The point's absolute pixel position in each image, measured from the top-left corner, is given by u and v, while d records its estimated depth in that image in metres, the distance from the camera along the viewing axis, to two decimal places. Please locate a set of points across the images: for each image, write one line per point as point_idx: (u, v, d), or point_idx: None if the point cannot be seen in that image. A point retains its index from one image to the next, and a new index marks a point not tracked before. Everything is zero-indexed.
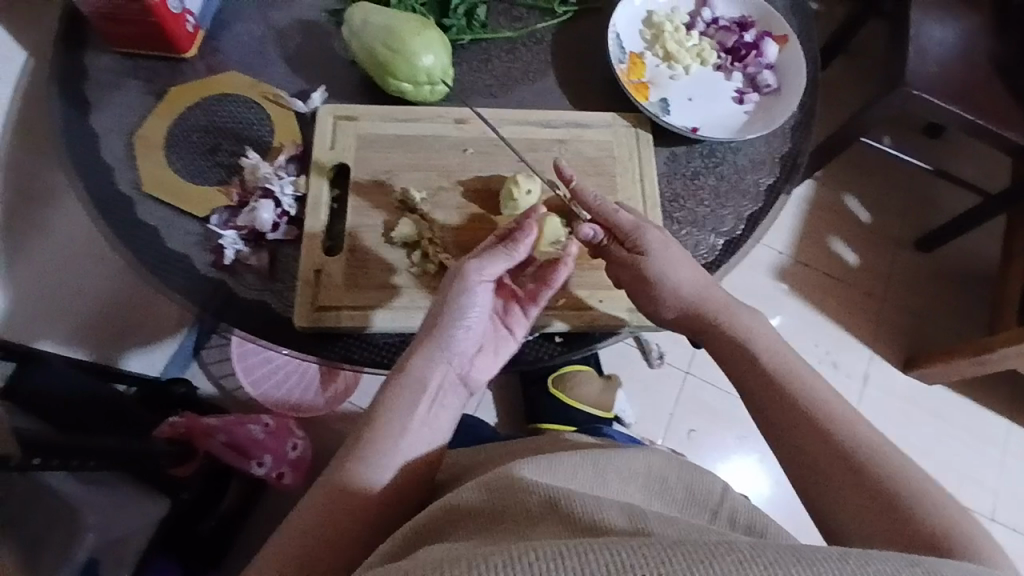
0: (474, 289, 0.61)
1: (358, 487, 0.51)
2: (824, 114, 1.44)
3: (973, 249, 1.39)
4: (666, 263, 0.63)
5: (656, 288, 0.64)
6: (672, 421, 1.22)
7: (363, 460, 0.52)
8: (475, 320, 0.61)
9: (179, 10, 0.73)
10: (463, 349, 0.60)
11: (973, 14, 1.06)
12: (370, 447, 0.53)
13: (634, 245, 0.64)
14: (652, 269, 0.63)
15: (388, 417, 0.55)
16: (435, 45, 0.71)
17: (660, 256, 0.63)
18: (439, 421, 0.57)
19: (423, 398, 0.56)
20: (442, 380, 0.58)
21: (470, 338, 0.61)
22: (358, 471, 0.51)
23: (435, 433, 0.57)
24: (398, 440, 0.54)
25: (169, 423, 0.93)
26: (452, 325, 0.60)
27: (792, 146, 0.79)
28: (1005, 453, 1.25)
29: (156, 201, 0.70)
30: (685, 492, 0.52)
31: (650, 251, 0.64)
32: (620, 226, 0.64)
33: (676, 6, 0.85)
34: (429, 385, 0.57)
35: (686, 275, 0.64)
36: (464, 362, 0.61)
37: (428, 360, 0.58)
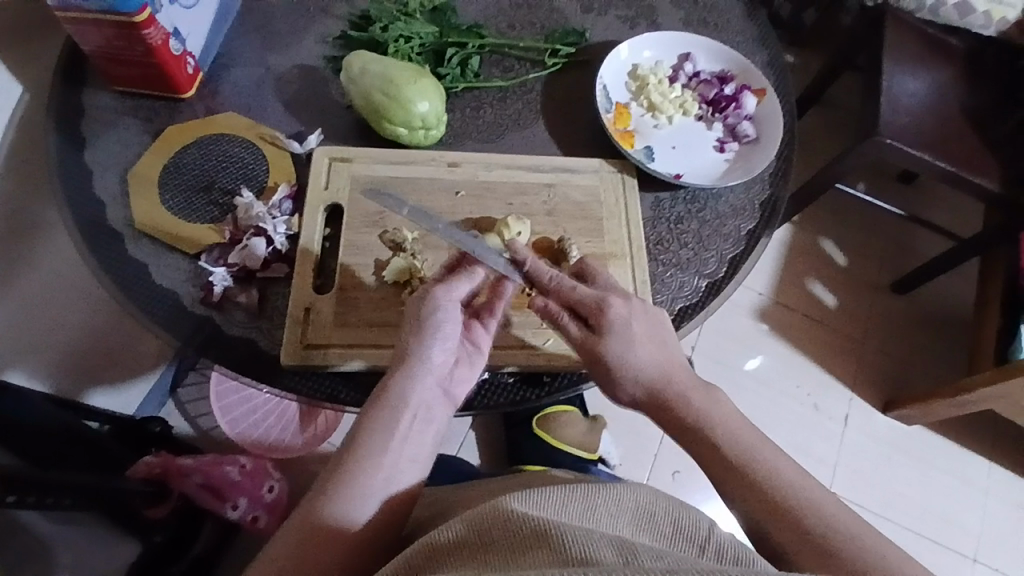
0: (443, 307, 0.60)
1: (338, 526, 0.50)
2: (801, 161, 1.50)
3: (947, 294, 1.43)
4: (631, 342, 0.61)
5: (615, 371, 0.62)
6: (657, 462, 1.22)
7: (344, 496, 0.51)
8: (449, 333, 0.60)
9: (181, 53, 0.75)
10: (440, 362, 0.60)
11: (940, 70, 1.12)
12: (354, 473, 0.52)
13: (597, 322, 0.62)
14: (615, 347, 0.61)
15: (371, 440, 0.54)
16: (430, 93, 0.74)
17: (625, 336, 0.61)
18: (423, 438, 0.56)
19: (403, 417, 0.56)
20: (421, 397, 0.57)
21: (446, 350, 0.60)
22: (340, 504, 0.51)
23: (418, 451, 0.56)
24: (382, 462, 0.53)
25: (143, 462, 0.91)
26: (424, 343, 0.59)
27: (771, 193, 0.82)
28: (985, 493, 1.26)
29: (148, 237, 0.71)
30: (672, 528, 0.51)
31: (613, 331, 0.61)
32: (583, 302, 0.62)
33: (660, 60, 0.89)
34: (409, 402, 0.57)
35: (646, 353, 0.62)
36: (441, 377, 0.60)
37: (407, 378, 0.57)
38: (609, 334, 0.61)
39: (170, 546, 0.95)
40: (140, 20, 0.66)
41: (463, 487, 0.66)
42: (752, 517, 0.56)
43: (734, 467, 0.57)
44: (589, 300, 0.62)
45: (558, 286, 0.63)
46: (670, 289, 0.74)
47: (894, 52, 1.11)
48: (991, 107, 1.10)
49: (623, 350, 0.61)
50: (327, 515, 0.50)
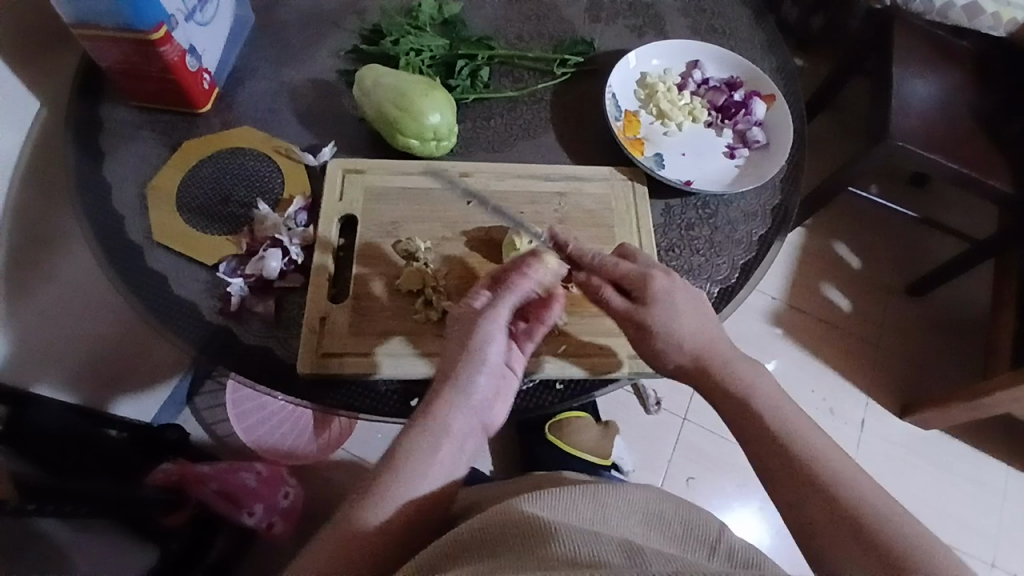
0: (492, 338, 0.60)
1: (367, 533, 0.51)
2: (813, 165, 1.50)
3: (963, 297, 1.42)
4: (676, 311, 0.62)
5: (658, 342, 0.63)
6: (671, 469, 1.21)
7: (377, 508, 0.52)
8: (494, 364, 0.60)
9: (197, 68, 0.76)
10: (482, 394, 0.60)
11: (951, 70, 1.11)
12: (394, 493, 0.53)
13: (642, 295, 0.63)
14: (660, 317, 0.62)
15: (412, 461, 0.55)
16: (442, 105, 0.75)
17: (669, 305, 0.62)
18: (459, 467, 0.57)
19: (445, 444, 0.56)
20: (462, 426, 0.58)
21: (491, 381, 0.60)
22: (375, 517, 0.52)
23: (454, 477, 0.57)
24: (421, 485, 0.54)
25: (160, 470, 0.92)
26: (473, 373, 0.59)
27: (783, 199, 0.82)
28: (1005, 497, 1.25)
29: (167, 249, 0.72)
30: (684, 530, 0.51)
31: (656, 299, 0.62)
32: (627, 275, 0.64)
33: (669, 68, 0.90)
34: (452, 430, 0.57)
35: (690, 327, 0.62)
36: (483, 407, 0.60)
37: (454, 411, 0.58)
38: (655, 304, 0.62)
39: (186, 551, 0.96)
40: (157, 37, 0.68)
41: (482, 488, 0.68)
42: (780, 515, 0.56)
43: (773, 469, 0.57)
44: (633, 274, 0.64)
45: (603, 263, 0.65)
46: None
47: (903, 54, 1.11)
48: (1002, 108, 1.09)
49: (670, 321, 0.62)
50: (358, 529, 0.51)
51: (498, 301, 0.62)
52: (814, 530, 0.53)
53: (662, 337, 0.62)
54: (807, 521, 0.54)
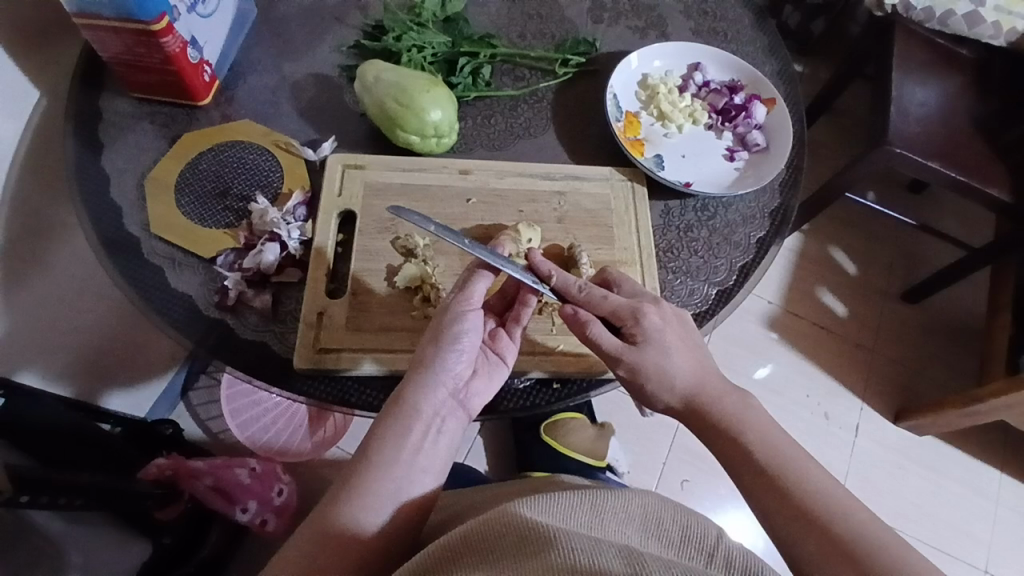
0: (462, 316, 0.61)
1: (347, 529, 0.51)
2: (811, 170, 1.50)
3: (958, 304, 1.42)
4: (667, 349, 0.62)
5: (648, 383, 0.63)
6: (665, 471, 1.21)
7: (355, 502, 0.52)
8: (467, 342, 0.61)
9: (198, 61, 0.76)
10: (456, 371, 0.60)
11: (951, 78, 1.12)
12: (367, 481, 0.53)
13: (632, 333, 0.63)
14: (651, 356, 0.62)
15: (382, 446, 0.55)
16: (443, 101, 0.75)
17: (660, 344, 0.62)
18: (436, 450, 0.57)
19: (416, 426, 0.57)
20: (437, 405, 0.58)
21: (462, 361, 0.61)
22: (353, 511, 0.52)
23: (433, 461, 0.56)
24: (395, 471, 0.54)
25: (154, 464, 0.90)
26: (441, 350, 0.60)
27: (781, 202, 0.82)
28: (998, 504, 1.25)
29: (164, 241, 0.72)
30: (682, 535, 0.51)
31: (649, 340, 0.62)
32: (617, 310, 0.63)
33: (670, 70, 0.90)
34: (423, 411, 0.57)
35: (681, 365, 0.63)
36: (458, 384, 0.60)
37: (425, 389, 0.58)
38: (645, 342, 0.62)
39: (179, 548, 0.95)
40: (158, 28, 0.68)
41: (478, 489, 0.68)
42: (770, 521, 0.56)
43: (765, 476, 0.57)
44: (625, 310, 0.63)
45: (588, 295, 0.64)
46: (680, 296, 0.75)
47: (903, 60, 1.11)
48: (1000, 116, 1.10)
49: (660, 359, 0.62)
50: (337, 524, 0.51)
51: (465, 284, 0.63)
52: (798, 540, 0.54)
53: (653, 375, 0.62)
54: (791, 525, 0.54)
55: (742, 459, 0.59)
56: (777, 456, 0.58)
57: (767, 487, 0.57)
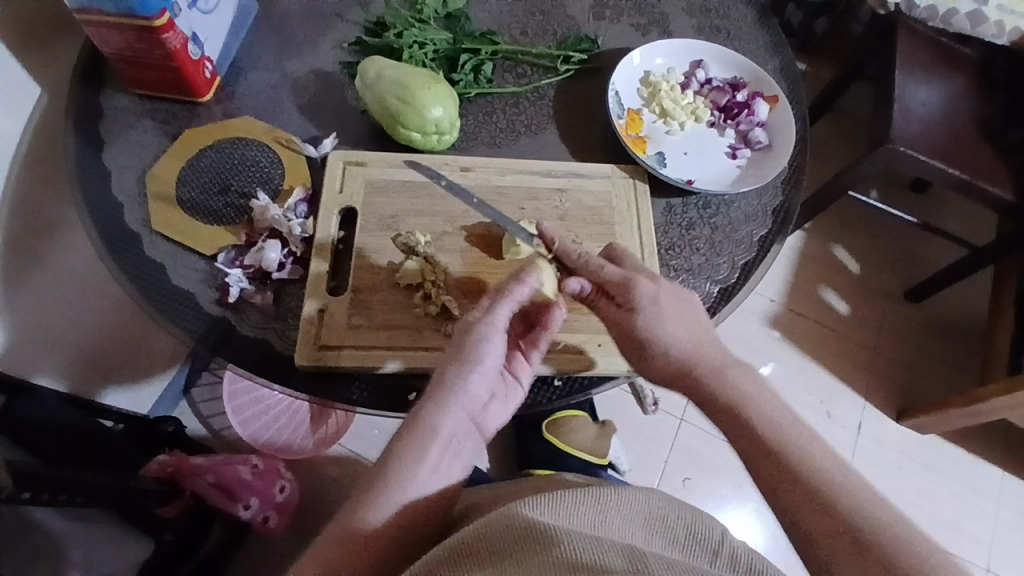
0: (486, 339, 0.60)
1: (362, 536, 0.51)
2: (814, 169, 1.50)
3: (960, 303, 1.42)
4: (660, 315, 0.63)
5: (647, 349, 0.63)
6: (666, 470, 1.21)
7: (370, 514, 0.52)
8: (488, 367, 0.59)
9: (199, 57, 0.76)
10: (476, 395, 0.59)
11: (955, 77, 1.12)
12: (385, 499, 0.53)
13: (625, 300, 0.63)
14: (645, 322, 0.63)
15: (402, 466, 0.54)
16: (444, 98, 0.75)
17: (653, 309, 0.63)
18: (451, 470, 0.57)
19: (434, 447, 0.56)
20: (455, 427, 0.57)
21: (484, 384, 0.59)
22: (370, 521, 0.52)
23: (446, 479, 0.56)
24: (411, 488, 0.54)
25: (156, 461, 0.89)
26: (464, 373, 0.58)
27: (783, 200, 0.82)
28: (1000, 504, 1.25)
29: (165, 238, 0.72)
30: (686, 534, 0.50)
31: (641, 306, 0.63)
32: (610, 279, 0.64)
33: (672, 67, 0.90)
34: (442, 433, 0.56)
35: (678, 333, 0.63)
36: (476, 408, 0.59)
37: (445, 411, 0.57)
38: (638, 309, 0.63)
39: (180, 545, 0.95)
40: (159, 24, 0.68)
41: (479, 489, 0.68)
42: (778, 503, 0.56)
43: (776, 461, 0.57)
44: (615, 279, 0.64)
45: (586, 262, 0.65)
46: None
47: (907, 59, 1.11)
48: (1003, 115, 1.10)
49: (654, 324, 0.63)
50: (353, 533, 0.51)
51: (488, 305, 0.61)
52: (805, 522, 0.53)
53: (649, 343, 0.63)
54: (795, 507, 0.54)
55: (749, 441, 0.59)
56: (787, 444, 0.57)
57: (776, 474, 0.56)
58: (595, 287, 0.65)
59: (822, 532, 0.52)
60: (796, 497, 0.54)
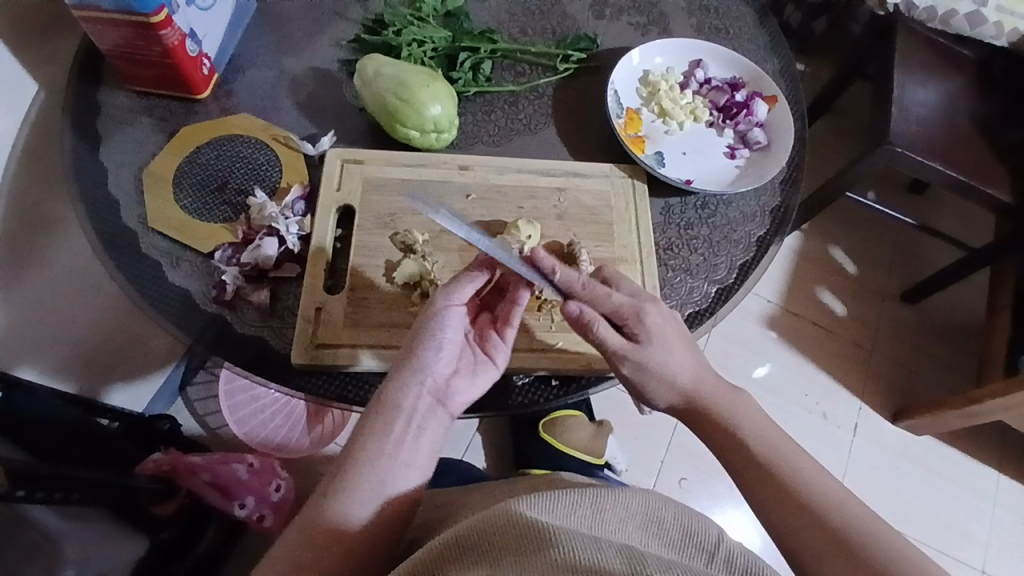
0: (443, 313, 0.61)
1: (333, 525, 0.52)
2: (812, 169, 1.50)
3: (958, 304, 1.42)
4: (667, 346, 0.61)
5: (649, 380, 0.62)
6: (663, 469, 1.21)
7: (340, 500, 0.53)
8: (446, 340, 0.60)
9: (197, 54, 0.76)
10: (436, 370, 0.60)
11: (953, 78, 1.12)
12: (352, 479, 0.54)
13: (634, 331, 0.61)
14: (654, 354, 0.61)
15: (362, 440, 0.55)
16: (443, 97, 0.74)
17: (662, 342, 0.61)
18: (417, 448, 0.57)
19: (398, 423, 0.57)
20: (417, 403, 0.58)
21: (445, 358, 0.60)
22: (340, 508, 0.52)
23: (415, 458, 0.56)
24: (377, 468, 0.54)
25: (152, 459, 0.91)
26: (421, 347, 0.59)
27: (782, 200, 0.82)
28: (995, 505, 1.25)
29: (161, 235, 0.72)
30: (682, 535, 0.50)
31: (650, 338, 0.61)
32: (619, 309, 0.62)
33: (671, 67, 0.90)
34: (404, 407, 0.57)
35: (683, 362, 0.62)
36: (439, 383, 0.60)
37: (404, 385, 0.58)
38: (647, 341, 0.61)
39: (174, 543, 0.95)
40: (157, 21, 0.67)
41: (474, 488, 0.68)
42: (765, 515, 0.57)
43: (758, 463, 0.59)
44: (626, 308, 0.61)
45: (592, 292, 0.62)
46: (680, 293, 0.74)
47: (905, 60, 1.11)
48: (1001, 117, 1.10)
49: (663, 356, 0.61)
50: (324, 520, 0.52)
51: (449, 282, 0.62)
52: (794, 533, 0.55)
53: (654, 374, 0.62)
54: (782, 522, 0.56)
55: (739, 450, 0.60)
56: (770, 443, 0.60)
57: (767, 489, 0.58)
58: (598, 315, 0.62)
59: (809, 542, 0.54)
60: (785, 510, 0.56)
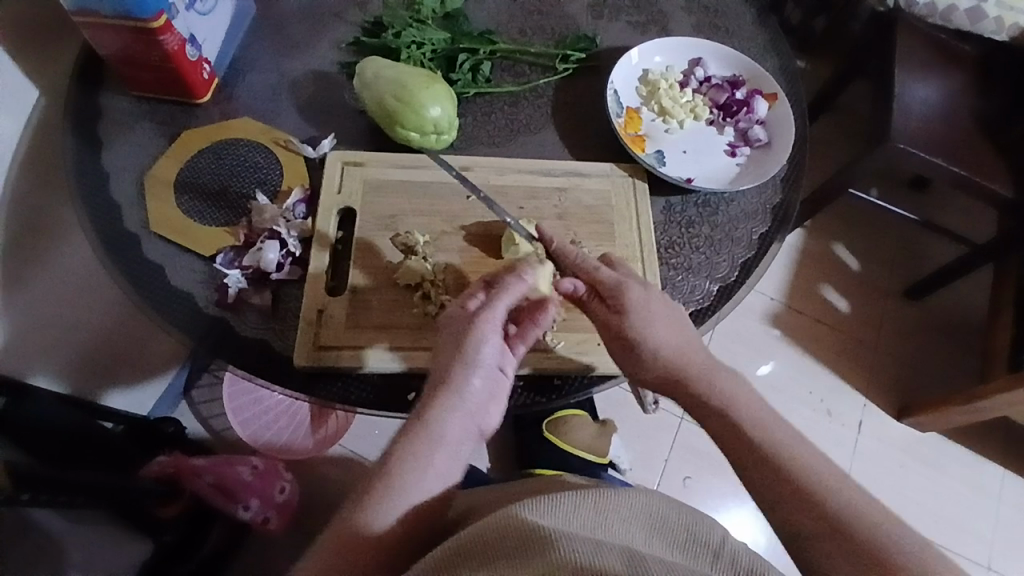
0: (485, 337, 0.60)
1: (364, 535, 0.52)
2: (813, 167, 1.49)
3: (961, 301, 1.42)
4: (650, 321, 0.63)
5: (632, 352, 0.64)
6: (667, 469, 1.21)
7: (374, 509, 0.53)
8: (489, 364, 0.60)
9: (197, 58, 0.76)
10: (479, 395, 0.60)
11: (954, 74, 1.11)
12: (388, 492, 0.54)
13: (617, 302, 0.64)
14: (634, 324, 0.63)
15: (407, 465, 0.55)
16: (442, 98, 0.74)
17: (644, 315, 0.63)
18: (452, 470, 0.58)
19: (440, 447, 0.57)
20: (458, 428, 0.58)
21: (485, 385, 0.60)
22: (373, 519, 0.53)
23: (447, 480, 0.57)
24: (412, 486, 0.55)
25: (157, 462, 0.93)
26: (469, 373, 0.59)
27: (783, 198, 0.82)
28: (1001, 502, 1.24)
29: (163, 239, 0.72)
30: (687, 536, 0.50)
31: (633, 309, 0.63)
32: (605, 281, 0.65)
33: (671, 65, 0.90)
34: (449, 435, 0.58)
35: (664, 336, 0.63)
36: (480, 410, 0.60)
37: (449, 411, 0.58)
38: (626, 311, 0.63)
39: (179, 546, 0.95)
40: (157, 25, 0.67)
41: (483, 489, 0.68)
42: (785, 524, 0.55)
43: (772, 470, 0.57)
44: (611, 281, 0.64)
45: (583, 264, 0.66)
46: (681, 293, 0.74)
47: (906, 56, 1.11)
48: (1003, 112, 1.09)
49: (640, 328, 0.63)
50: (355, 530, 0.52)
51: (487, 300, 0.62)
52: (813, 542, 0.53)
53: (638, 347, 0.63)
54: (798, 526, 0.54)
55: (748, 451, 0.59)
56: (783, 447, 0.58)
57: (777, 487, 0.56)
58: (588, 288, 0.65)
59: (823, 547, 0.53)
60: (798, 508, 0.55)
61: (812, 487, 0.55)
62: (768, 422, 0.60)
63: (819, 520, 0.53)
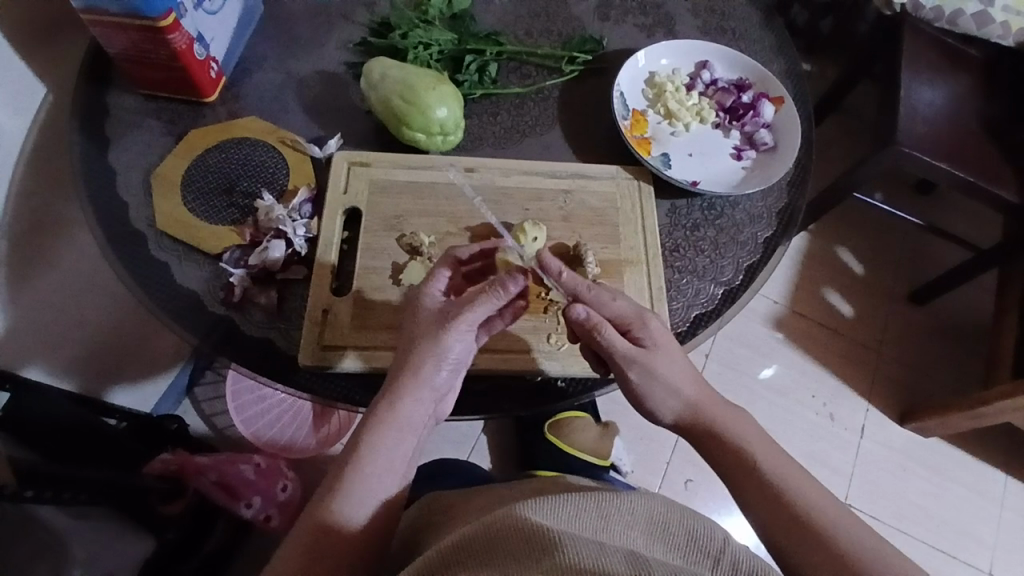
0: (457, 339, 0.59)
1: (334, 526, 0.53)
2: (818, 170, 1.49)
3: (965, 305, 1.41)
4: (672, 354, 0.63)
5: (648, 389, 0.63)
6: (669, 471, 1.21)
7: (343, 500, 0.54)
8: (458, 359, 0.60)
9: (205, 57, 0.76)
10: (444, 386, 0.60)
11: (960, 78, 1.11)
12: (355, 483, 0.54)
13: (639, 336, 0.63)
14: (660, 360, 0.62)
15: (373, 455, 0.56)
16: (448, 99, 0.75)
17: (667, 349, 0.63)
18: (412, 455, 0.58)
19: (405, 437, 0.57)
20: (421, 417, 0.59)
21: (452, 376, 0.60)
22: (343, 509, 0.53)
23: (408, 467, 0.58)
24: (376, 475, 0.55)
25: (160, 459, 0.91)
26: (438, 367, 0.59)
27: (788, 202, 0.81)
28: (1003, 507, 1.24)
29: (169, 237, 0.72)
30: (687, 540, 0.50)
31: (657, 344, 0.62)
32: (623, 315, 0.63)
33: (677, 68, 0.90)
34: (412, 424, 0.58)
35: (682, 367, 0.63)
36: (442, 397, 0.61)
37: (413, 402, 0.58)
38: (653, 346, 0.62)
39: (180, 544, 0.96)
40: (165, 24, 0.68)
41: (481, 489, 0.68)
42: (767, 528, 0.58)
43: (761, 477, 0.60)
44: (630, 314, 0.62)
45: (598, 299, 0.63)
46: (685, 295, 0.74)
47: (912, 60, 1.10)
48: (1009, 118, 1.09)
49: (667, 365, 0.62)
50: (325, 523, 0.53)
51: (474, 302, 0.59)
52: (796, 549, 0.56)
53: (658, 382, 0.62)
54: (780, 531, 0.57)
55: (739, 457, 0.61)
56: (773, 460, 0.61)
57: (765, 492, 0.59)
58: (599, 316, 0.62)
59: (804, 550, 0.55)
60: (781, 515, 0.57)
61: (799, 504, 0.57)
62: (762, 439, 0.62)
63: (799, 523, 0.56)
